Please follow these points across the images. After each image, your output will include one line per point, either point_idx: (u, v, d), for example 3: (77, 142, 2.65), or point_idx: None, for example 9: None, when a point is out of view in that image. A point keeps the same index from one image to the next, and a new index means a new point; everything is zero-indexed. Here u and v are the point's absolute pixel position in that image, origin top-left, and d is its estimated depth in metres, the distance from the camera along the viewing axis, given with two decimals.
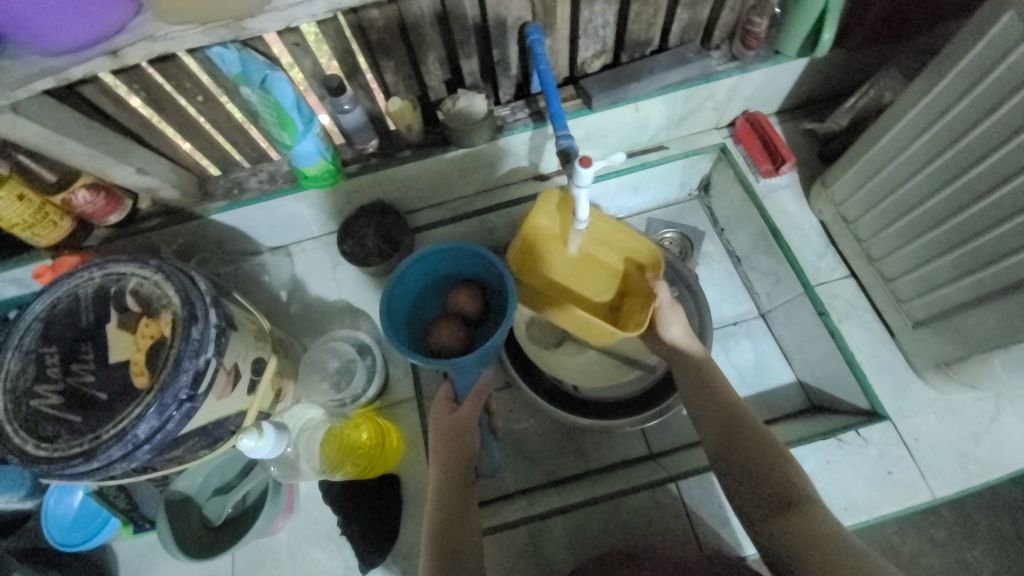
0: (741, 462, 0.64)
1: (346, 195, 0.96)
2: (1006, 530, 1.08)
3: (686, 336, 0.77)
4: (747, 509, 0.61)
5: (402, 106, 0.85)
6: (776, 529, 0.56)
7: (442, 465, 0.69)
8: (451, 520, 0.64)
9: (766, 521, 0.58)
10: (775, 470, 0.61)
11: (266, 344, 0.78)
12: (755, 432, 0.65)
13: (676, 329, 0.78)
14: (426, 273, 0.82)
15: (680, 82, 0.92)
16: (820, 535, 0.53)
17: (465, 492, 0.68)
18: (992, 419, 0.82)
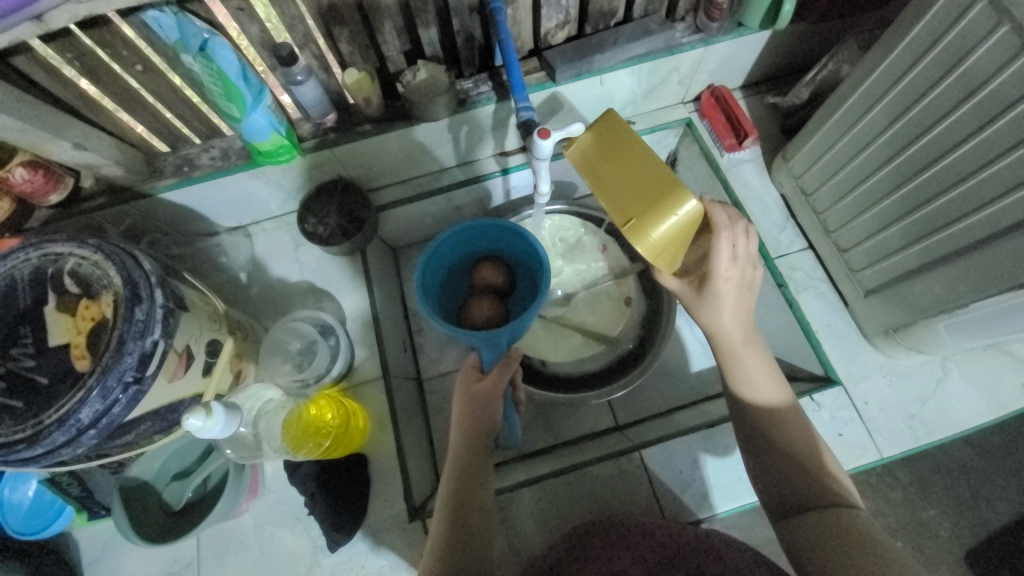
0: (775, 459, 0.62)
1: (306, 172, 0.93)
2: (952, 487, 1.14)
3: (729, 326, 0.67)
4: (775, 504, 0.62)
5: (359, 77, 0.82)
6: (811, 532, 0.56)
7: (461, 449, 0.68)
8: (461, 501, 0.65)
9: (800, 523, 0.58)
10: (815, 476, 0.60)
11: (222, 326, 0.76)
12: (799, 437, 0.63)
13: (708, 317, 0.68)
14: (454, 250, 0.80)
15: (644, 54, 0.91)
16: (849, 540, 0.54)
17: (479, 471, 0.67)
18: (939, 382, 0.86)
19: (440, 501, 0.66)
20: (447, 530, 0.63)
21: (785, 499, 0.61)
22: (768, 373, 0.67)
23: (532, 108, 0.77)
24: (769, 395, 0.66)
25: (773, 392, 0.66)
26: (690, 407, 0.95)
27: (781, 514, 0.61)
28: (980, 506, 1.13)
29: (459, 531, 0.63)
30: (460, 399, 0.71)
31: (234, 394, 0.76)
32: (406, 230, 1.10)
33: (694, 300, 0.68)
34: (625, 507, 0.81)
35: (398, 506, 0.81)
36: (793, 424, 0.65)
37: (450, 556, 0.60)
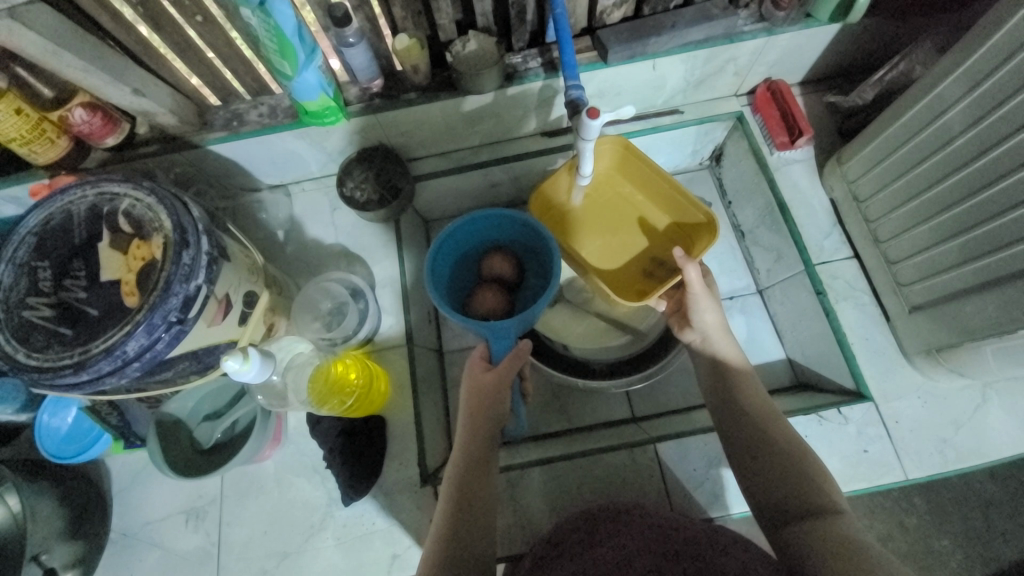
0: (761, 460, 0.64)
1: (348, 136, 0.94)
2: (974, 520, 1.10)
3: (714, 327, 0.75)
4: (762, 509, 0.62)
5: (409, 44, 0.82)
6: (802, 538, 0.55)
7: (468, 425, 0.70)
8: (468, 478, 0.66)
9: (791, 529, 0.57)
10: (798, 474, 0.60)
11: (259, 279, 0.79)
12: (783, 435, 0.64)
13: (709, 317, 0.75)
14: (462, 240, 0.82)
15: (702, 40, 0.87)
16: (836, 539, 0.53)
17: (486, 450, 0.69)
18: (976, 409, 0.82)
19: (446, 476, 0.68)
20: (455, 504, 0.64)
21: (771, 502, 0.61)
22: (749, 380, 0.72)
23: (581, 87, 0.75)
24: (757, 402, 0.69)
25: (757, 399, 0.69)
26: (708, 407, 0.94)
27: (768, 518, 0.61)
28: (997, 542, 1.09)
29: (466, 507, 0.64)
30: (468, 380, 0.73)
31: (267, 344, 0.77)
32: (441, 203, 1.10)
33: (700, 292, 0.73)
34: (633, 498, 0.81)
35: (411, 470, 0.84)
36: (779, 425, 0.66)
37: (454, 530, 0.62)
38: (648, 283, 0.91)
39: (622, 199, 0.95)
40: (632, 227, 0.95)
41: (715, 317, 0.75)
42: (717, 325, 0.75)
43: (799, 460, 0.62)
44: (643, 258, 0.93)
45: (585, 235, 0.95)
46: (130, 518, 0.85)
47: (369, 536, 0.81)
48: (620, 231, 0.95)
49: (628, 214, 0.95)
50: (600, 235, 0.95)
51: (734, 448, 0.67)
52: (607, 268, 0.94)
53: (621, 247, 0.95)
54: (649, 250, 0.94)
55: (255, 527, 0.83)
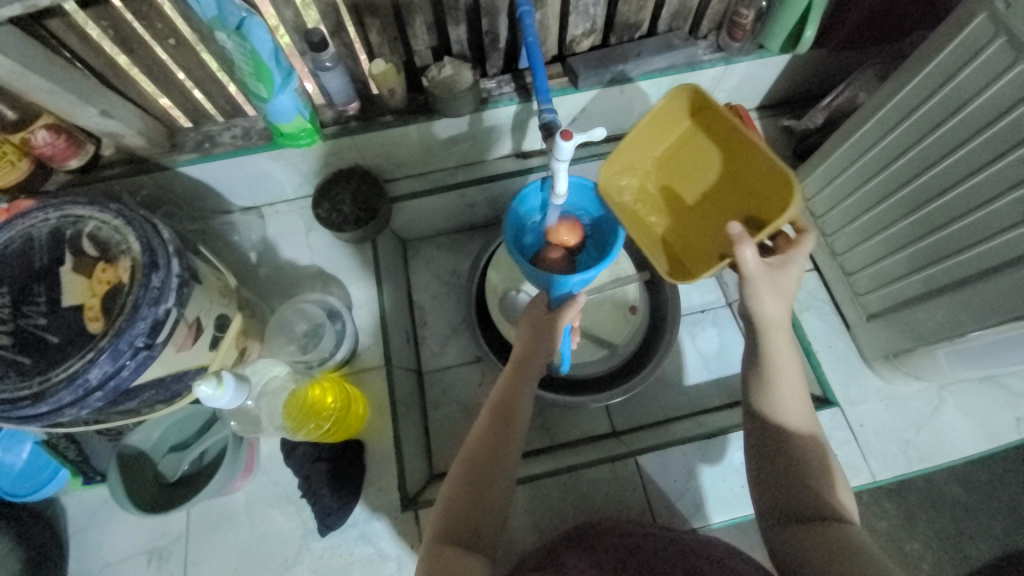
0: (783, 463, 0.59)
1: (323, 157, 0.93)
2: (940, 521, 1.15)
3: (777, 314, 0.61)
4: (769, 511, 0.59)
5: (386, 69, 0.83)
6: (813, 554, 0.52)
7: (494, 413, 0.66)
8: (471, 490, 0.59)
9: (801, 544, 0.54)
10: (814, 484, 0.57)
11: (232, 302, 0.76)
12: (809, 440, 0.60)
13: (767, 305, 0.62)
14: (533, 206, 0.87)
15: (665, 68, 0.92)
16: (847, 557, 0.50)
17: (501, 463, 0.61)
18: (935, 409, 0.87)
19: (460, 457, 0.63)
20: (460, 493, 0.59)
21: (780, 507, 0.58)
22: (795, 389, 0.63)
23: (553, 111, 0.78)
24: (796, 405, 0.62)
25: (795, 399, 0.62)
26: (688, 419, 0.96)
27: (773, 524, 0.58)
28: (964, 542, 1.13)
29: (473, 502, 0.59)
30: (518, 347, 0.74)
31: (240, 368, 0.76)
32: (418, 223, 1.11)
33: (759, 274, 0.60)
34: (618, 512, 0.81)
35: (391, 495, 0.82)
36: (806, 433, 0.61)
37: (459, 522, 0.57)
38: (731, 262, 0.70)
39: (694, 167, 0.75)
40: (724, 191, 0.72)
41: (782, 306, 0.62)
42: (782, 311, 0.61)
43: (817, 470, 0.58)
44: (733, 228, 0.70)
45: (658, 211, 0.78)
46: (87, 561, 0.79)
47: (348, 567, 0.78)
48: (711, 200, 0.74)
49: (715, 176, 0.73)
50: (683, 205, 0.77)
51: (757, 444, 0.62)
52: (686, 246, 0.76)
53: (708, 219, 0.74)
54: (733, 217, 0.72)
55: (225, 564, 0.79)
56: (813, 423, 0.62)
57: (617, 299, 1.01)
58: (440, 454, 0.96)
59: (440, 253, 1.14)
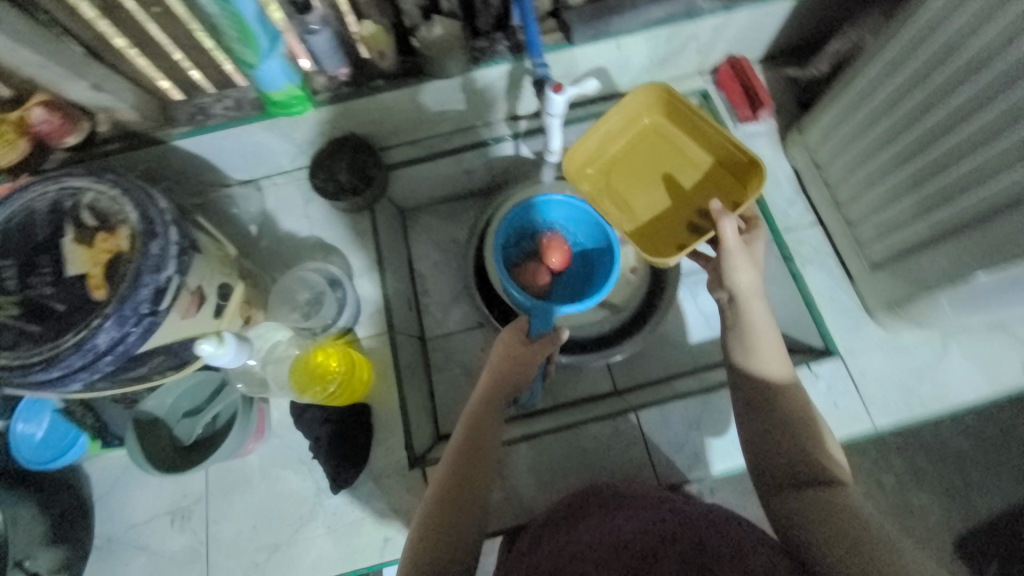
0: (771, 428, 0.61)
1: (317, 126, 0.93)
2: (949, 473, 1.16)
3: (749, 287, 0.68)
4: (761, 477, 0.61)
5: (375, 30, 0.83)
6: (807, 513, 0.54)
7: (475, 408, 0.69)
8: (465, 461, 0.64)
9: (795, 503, 0.56)
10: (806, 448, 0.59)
11: (233, 272, 0.78)
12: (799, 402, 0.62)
13: (743, 279, 0.68)
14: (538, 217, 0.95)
15: (663, 18, 0.89)
16: (841, 514, 0.53)
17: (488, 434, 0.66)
18: (940, 359, 0.86)
19: (442, 463, 0.65)
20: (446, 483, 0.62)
21: (772, 473, 0.60)
22: (775, 354, 0.65)
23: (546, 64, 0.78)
24: (775, 368, 0.65)
25: (780, 366, 0.65)
26: (690, 375, 0.96)
27: (768, 489, 0.60)
28: (970, 494, 1.14)
29: (460, 481, 0.62)
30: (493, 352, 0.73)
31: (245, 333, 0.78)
32: (416, 191, 1.10)
33: (735, 252, 0.68)
34: (619, 467, 0.83)
35: (398, 454, 0.84)
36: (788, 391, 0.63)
37: (447, 514, 0.60)
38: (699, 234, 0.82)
39: (659, 156, 0.88)
40: (697, 179, 0.86)
41: (750, 275, 0.68)
42: (751, 284, 0.68)
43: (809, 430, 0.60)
44: (680, 212, 0.85)
45: (627, 199, 0.88)
46: (114, 522, 0.84)
47: (359, 522, 0.82)
48: (678, 189, 0.87)
49: (670, 167, 0.87)
50: (648, 190, 0.87)
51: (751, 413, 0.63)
52: (651, 226, 0.86)
53: (666, 203, 0.86)
54: (696, 202, 0.85)
55: (243, 522, 0.82)
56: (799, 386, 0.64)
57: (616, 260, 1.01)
58: (445, 417, 0.98)
59: (439, 222, 1.14)
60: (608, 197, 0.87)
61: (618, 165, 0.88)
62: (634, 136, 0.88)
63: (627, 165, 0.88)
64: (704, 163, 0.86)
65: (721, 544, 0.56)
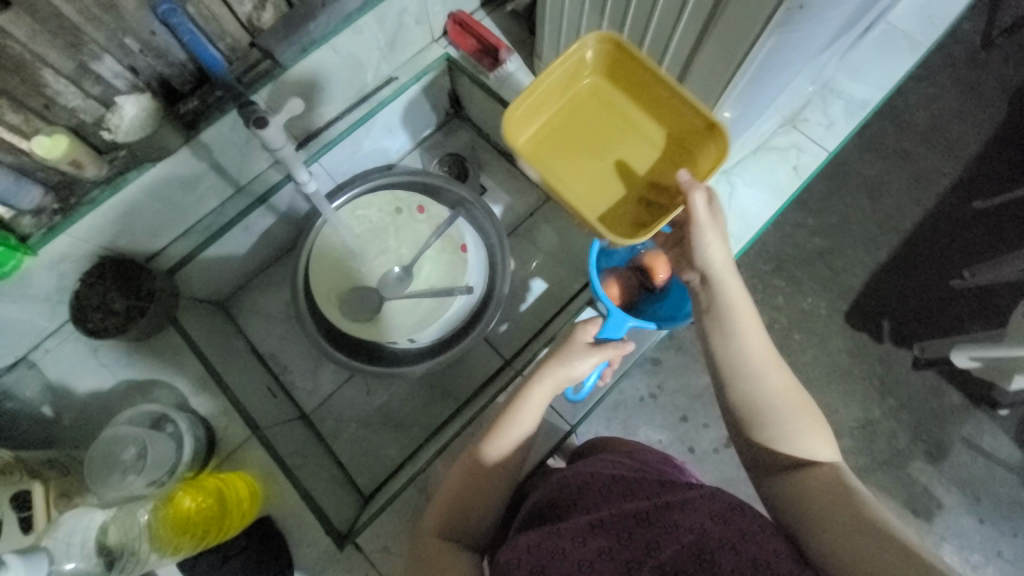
0: (755, 409, 0.65)
1: (55, 269, 0.80)
2: (818, 272, 1.34)
3: (719, 267, 0.70)
4: (758, 460, 0.65)
5: (52, 140, 0.71)
6: (797, 492, 0.59)
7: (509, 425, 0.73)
8: (464, 515, 0.70)
9: (787, 484, 0.61)
10: (813, 437, 0.63)
11: (19, 478, 0.71)
12: (785, 386, 0.65)
13: (715, 253, 0.70)
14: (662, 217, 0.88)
15: (361, 6, 0.87)
16: (830, 495, 0.57)
17: (490, 488, 0.71)
18: (732, 195, 0.95)
19: (459, 469, 0.72)
20: (474, 496, 0.70)
21: (770, 454, 0.64)
22: (754, 336, 0.68)
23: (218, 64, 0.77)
24: (755, 348, 0.67)
25: (759, 345, 0.67)
26: (559, 315, 0.98)
27: (767, 473, 0.64)
28: (819, 282, 1.33)
29: (454, 523, 0.70)
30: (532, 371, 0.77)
31: (52, 532, 0.68)
32: (222, 278, 1.00)
33: (703, 226, 0.69)
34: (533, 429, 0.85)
35: (323, 541, 0.79)
36: (766, 374, 0.66)
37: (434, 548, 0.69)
38: (659, 212, 0.75)
39: (593, 136, 0.80)
40: (653, 155, 0.78)
41: (722, 253, 0.70)
42: (720, 265, 0.70)
43: (807, 419, 0.64)
44: (637, 190, 0.77)
45: (575, 186, 0.78)
46: None
47: None
48: (639, 168, 0.78)
49: (610, 148, 0.79)
50: (597, 169, 0.79)
51: (723, 374, 0.68)
52: (602, 210, 0.77)
53: (608, 184, 0.78)
54: (643, 181, 0.78)
55: None
56: (789, 374, 0.67)
57: (445, 245, 1.03)
58: (364, 475, 0.93)
59: (266, 295, 1.06)
60: (566, 174, 0.79)
61: (550, 143, 0.80)
62: (574, 104, 0.80)
63: (567, 151, 0.80)
64: (652, 135, 0.79)
65: (702, 519, 0.58)
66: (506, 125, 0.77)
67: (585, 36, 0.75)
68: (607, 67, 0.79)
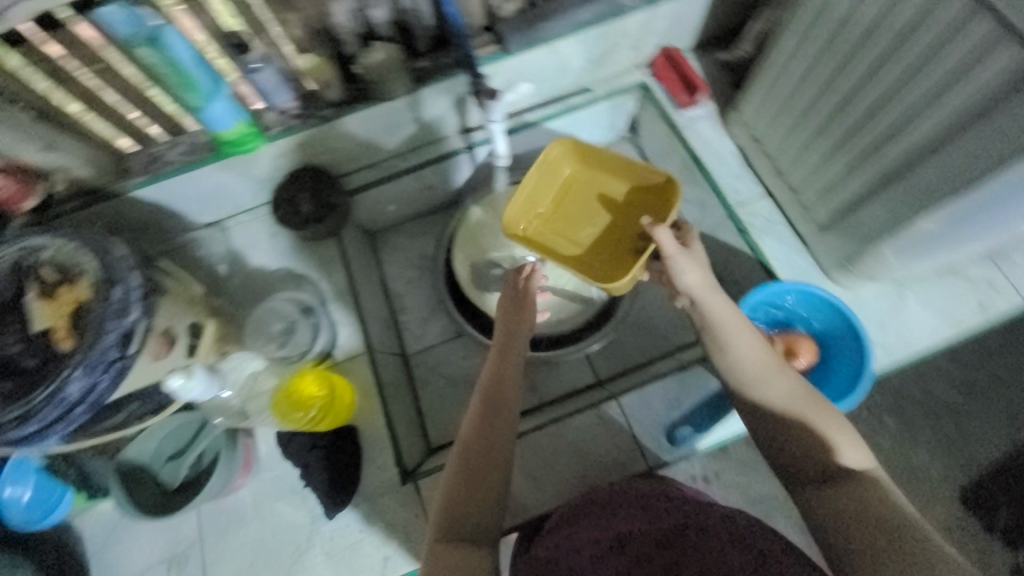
0: (770, 421, 0.58)
1: (274, 162, 0.95)
2: (945, 429, 1.17)
3: (697, 287, 0.67)
4: (789, 475, 0.57)
5: (317, 62, 0.86)
6: (835, 507, 0.51)
7: (489, 394, 0.70)
8: (460, 482, 0.63)
9: (821, 500, 0.53)
10: (842, 441, 0.55)
11: (202, 309, 0.78)
12: (796, 392, 0.59)
13: (691, 278, 0.67)
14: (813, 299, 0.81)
15: (591, 19, 0.94)
16: (865, 510, 0.49)
17: (493, 461, 0.64)
18: (899, 307, 0.90)
19: (462, 440, 0.66)
20: (466, 476, 0.63)
21: (797, 467, 0.56)
22: (752, 349, 0.62)
23: (467, 36, 0.84)
24: (757, 359, 0.61)
25: (763, 359, 0.61)
26: (667, 357, 0.97)
27: (795, 484, 0.56)
28: (956, 439, 1.16)
29: (461, 499, 0.62)
30: (498, 337, 0.79)
31: (220, 361, 0.82)
32: (382, 213, 1.12)
33: (676, 252, 0.68)
34: (607, 453, 0.85)
35: (390, 471, 0.85)
36: (773, 380, 0.60)
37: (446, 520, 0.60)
38: (633, 258, 0.87)
39: (579, 203, 0.93)
40: (627, 209, 0.91)
41: (700, 276, 0.67)
42: (704, 286, 0.66)
43: (834, 423, 0.56)
44: (616, 237, 0.91)
45: (565, 242, 0.92)
46: None
47: (359, 544, 0.82)
48: (621, 220, 0.91)
49: (589, 208, 0.92)
50: (578, 222, 0.93)
51: (738, 399, 0.61)
52: (585, 257, 0.90)
53: (592, 234, 0.92)
54: (627, 231, 0.90)
55: (240, 562, 0.81)
56: (796, 375, 0.60)
57: None
58: (433, 429, 0.98)
59: (409, 240, 1.17)
60: (555, 227, 0.93)
61: (543, 206, 0.94)
62: (561, 191, 0.94)
63: (564, 224, 0.93)
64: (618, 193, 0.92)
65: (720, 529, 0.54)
66: (507, 206, 0.91)
67: (552, 142, 0.89)
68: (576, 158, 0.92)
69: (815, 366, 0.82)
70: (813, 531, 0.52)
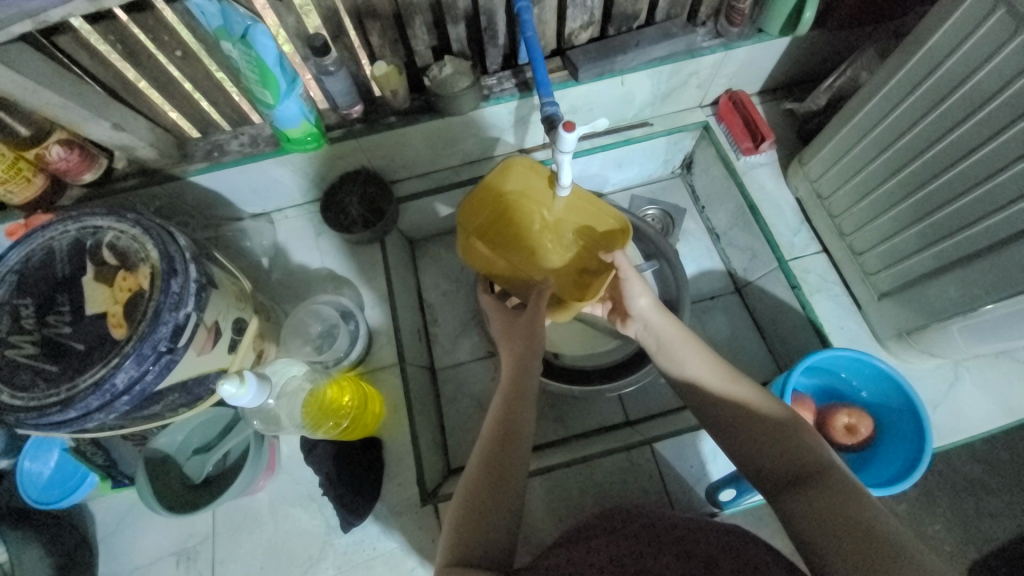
0: (732, 428, 0.60)
1: (330, 163, 0.95)
2: (965, 508, 1.13)
3: (650, 311, 0.72)
4: (765, 482, 0.56)
5: (388, 71, 0.83)
6: (809, 508, 0.50)
7: (505, 405, 0.65)
8: (471, 494, 0.58)
9: (794, 501, 0.51)
10: (805, 440, 0.55)
11: (247, 305, 0.78)
12: (751, 399, 0.60)
13: (644, 301, 0.73)
14: (874, 374, 0.80)
15: (665, 56, 0.92)
16: (838, 507, 0.48)
17: (509, 484, 0.58)
18: (950, 387, 0.87)
19: (470, 469, 0.60)
20: (476, 491, 0.57)
21: (769, 472, 0.55)
22: (703, 366, 0.64)
23: (556, 104, 0.78)
24: (703, 369, 0.64)
25: (710, 369, 0.64)
26: None
27: (772, 492, 0.55)
28: (985, 522, 1.12)
29: (476, 528, 0.55)
30: (504, 379, 0.69)
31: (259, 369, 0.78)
32: (426, 223, 1.12)
33: (630, 275, 0.72)
34: (635, 498, 0.83)
35: (410, 490, 0.83)
36: (729, 387, 0.62)
37: (456, 539, 0.55)
38: (577, 294, 0.83)
39: (522, 232, 0.87)
40: (570, 244, 0.87)
41: (650, 301, 0.73)
42: (654, 308, 0.72)
43: (792, 424, 0.57)
44: (563, 273, 0.85)
45: (513, 271, 0.85)
46: (119, 564, 0.82)
47: (371, 562, 0.80)
48: (565, 255, 0.86)
49: (531, 239, 0.87)
50: (529, 252, 0.86)
51: (703, 416, 0.63)
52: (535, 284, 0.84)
53: (536, 266, 0.85)
54: (571, 266, 0.85)
55: (251, 563, 0.81)
56: (748, 383, 0.62)
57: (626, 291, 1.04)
58: (453, 448, 0.97)
59: (450, 252, 1.15)
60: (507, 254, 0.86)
61: (494, 229, 0.87)
62: (508, 215, 0.87)
63: (507, 251, 0.86)
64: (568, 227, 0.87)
65: (719, 556, 0.52)
66: (460, 215, 0.86)
67: (506, 159, 0.83)
68: (532, 179, 0.86)
69: (870, 444, 0.81)
70: (792, 536, 0.50)
